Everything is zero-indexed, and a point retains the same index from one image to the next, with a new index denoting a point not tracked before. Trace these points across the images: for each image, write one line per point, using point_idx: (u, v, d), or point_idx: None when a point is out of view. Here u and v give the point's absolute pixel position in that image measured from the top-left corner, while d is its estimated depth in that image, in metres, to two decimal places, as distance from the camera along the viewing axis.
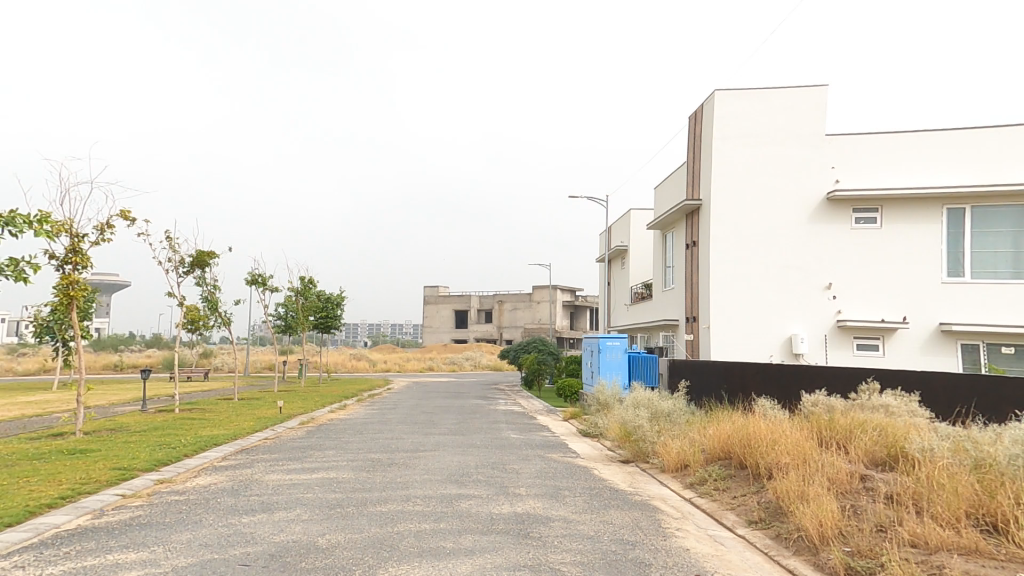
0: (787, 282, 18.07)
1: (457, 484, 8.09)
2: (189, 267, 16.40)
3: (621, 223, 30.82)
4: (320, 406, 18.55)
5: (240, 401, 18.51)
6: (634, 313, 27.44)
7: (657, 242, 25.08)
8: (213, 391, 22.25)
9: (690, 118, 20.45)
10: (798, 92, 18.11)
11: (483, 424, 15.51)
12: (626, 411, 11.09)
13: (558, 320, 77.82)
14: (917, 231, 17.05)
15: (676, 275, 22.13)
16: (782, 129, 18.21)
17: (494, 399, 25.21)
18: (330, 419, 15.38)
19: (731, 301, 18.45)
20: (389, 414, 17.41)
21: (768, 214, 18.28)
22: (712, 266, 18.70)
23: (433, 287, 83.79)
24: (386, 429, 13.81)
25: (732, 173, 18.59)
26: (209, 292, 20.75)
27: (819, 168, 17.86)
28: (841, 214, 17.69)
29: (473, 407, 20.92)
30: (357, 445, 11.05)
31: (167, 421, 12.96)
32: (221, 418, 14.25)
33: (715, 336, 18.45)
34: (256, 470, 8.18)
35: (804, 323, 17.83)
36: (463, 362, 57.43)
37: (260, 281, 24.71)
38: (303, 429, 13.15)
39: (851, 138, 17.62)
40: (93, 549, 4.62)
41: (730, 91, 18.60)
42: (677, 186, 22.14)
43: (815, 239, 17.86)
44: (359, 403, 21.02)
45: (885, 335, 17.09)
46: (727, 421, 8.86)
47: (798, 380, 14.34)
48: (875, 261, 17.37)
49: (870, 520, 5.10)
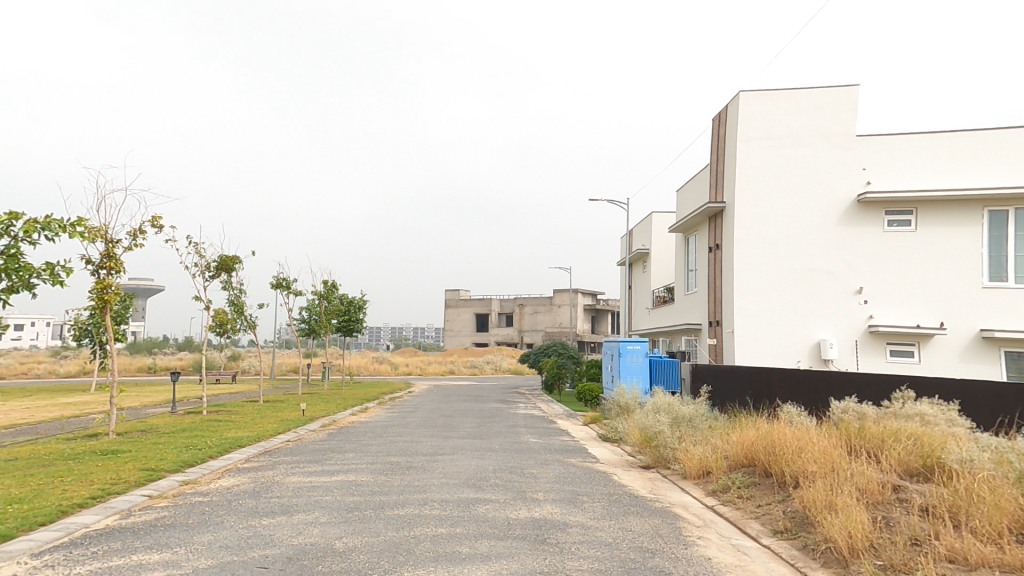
0: (814, 286, 17.57)
1: (475, 488, 8.08)
2: (216, 271, 16.84)
3: (643, 226, 30.48)
4: (342, 409, 18.80)
5: (265, 403, 18.89)
6: (655, 317, 27.08)
7: (679, 245, 24.70)
8: (240, 393, 22.81)
9: (713, 119, 20.10)
10: (826, 91, 17.65)
11: (503, 429, 15.48)
12: (647, 416, 10.91)
13: (579, 324, 77.35)
14: (955, 234, 16.39)
15: (699, 278, 21.75)
16: (808, 128, 17.77)
17: (515, 403, 25.17)
18: (352, 421, 15.56)
19: (756, 305, 18.03)
20: (410, 418, 17.53)
21: (794, 216, 17.83)
22: (736, 269, 18.33)
23: (455, 291, 84.30)
24: (406, 432, 13.90)
25: (756, 174, 18.20)
26: (236, 297, 21.29)
27: (848, 169, 17.35)
28: (872, 216, 17.13)
29: (493, 411, 20.93)
30: (377, 448, 11.15)
31: (194, 423, 13.31)
32: (246, 420, 14.57)
33: (739, 341, 18.04)
34: (278, 471, 8.32)
35: (833, 328, 17.30)
36: (484, 365, 57.53)
37: (285, 285, 25.23)
38: (325, 431, 13.34)
39: (882, 137, 17.07)
40: (119, 549, 4.74)
41: (754, 91, 18.23)
42: (699, 187, 21.80)
43: (844, 242, 17.33)
44: (380, 406, 21.24)
45: (921, 341, 16.45)
46: (751, 428, 8.63)
47: (826, 387, 13.91)
48: (908, 263, 16.75)
49: (904, 533, 4.89)
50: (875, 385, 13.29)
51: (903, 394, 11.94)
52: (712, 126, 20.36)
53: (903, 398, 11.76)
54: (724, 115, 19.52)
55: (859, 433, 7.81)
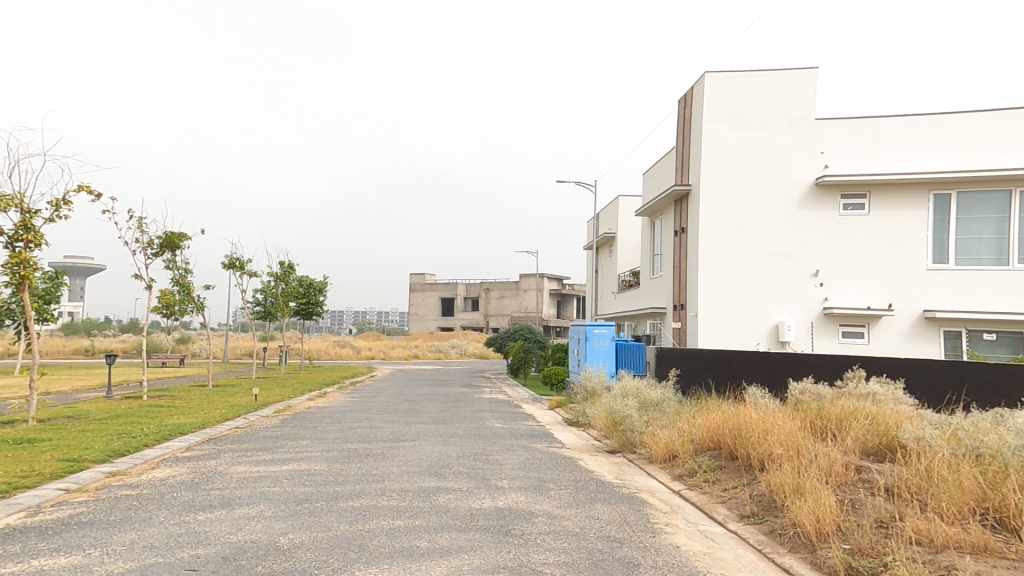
0: (775, 269, 17.89)
1: (437, 476, 7.70)
2: (159, 248, 15.59)
3: (609, 210, 30.45)
4: (299, 394, 18.00)
5: (215, 389, 17.86)
6: (621, 302, 27.22)
7: (645, 229, 24.75)
8: (188, 378, 21.55)
9: (680, 102, 20.02)
10: (790, 76, 17.76)
11: (467, 413, 15.14)
12: (614, 400, 10.78)
13: (545, 309, 77.68)
14: (903, 217, 16.94)
15: (664, 262, 21.87)
16: (772, 112, 17.90)
17: (479, 388, 24.86)
18: (308, 407, 14.85)
19: (719, 289, 18.26)
20: (371, 403, 16.93)
21: (758, 200, 18.04)
22: (700, 252, 18.45)
23: (420, 275, 82.86)
24: (366, 418, 13.35)
25: (722, 158, 18.27)
26: (182, 276, 19.93)
27: (809, 153, 17.61)
28: (829, 200, 17.50)
29: (458, 396, 20.54)
30: (334, 434, 10.60)
31: (132, 409, 12.33)
32: (192, 406, 13.65)
33: (702, 324, 18.26)
34: (221, 461, 7.68)
35: (790, 310, 17.71)
36: (449, 350, 56.98)
37: (238, 265, 23.89)
38: (279, 417, 12.64)
39: (841, 124, 17.39)
40: (18, 553, 4.13)
41: (721, 73, 18.19)
42: (666, 171, 21.79)
43: (803, 226, 17.67)
44: (340, 391, 20.47)
45: (870, 322, 17.05)
46: (717, 411, 8.57)
47: (785, 368, 14.26)
48: (863, 249, 17.23)
49: (869, 515, 4.83)
50: (830, 366, 13.73)
51: (856, 372, 12.32)
52: (679, 108, 20.29)
53: (855, 376, 12.13)
54: (691, 98, 19.47)
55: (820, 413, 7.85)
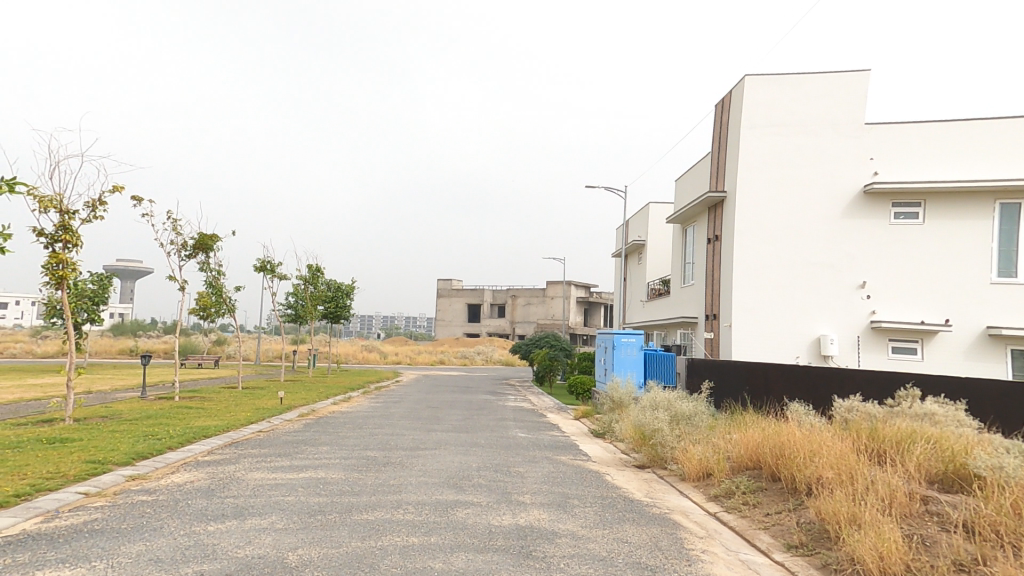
0: (816, 279, 17.02)
1: (456, 488, 7.38)
2: (192, 250, 15.87)
3: (640, 217, 29.80)
4: (324, 398, 18.04)
5: (243, 390, 18.09)
6: (651, 310, 26.49)
7: (677, 236, 24.03)
8: (219, 379, 21.98)
9: (716, 104, 19.34)
10: (835, 77, 16.93)
11: (490, 421, 14.82)
12: (643, 412, 10.27)
13: (572, 317, 76.93)
14: (963, 228, 15.84)
15: (697, 270, 21.13)
16: (814, 116, 17.09)
17: (504, 395, 24.51)
18: (331, 411, 14.80)
19: (756, 298, 17.47)
20: (394, 408, 16.79)
21: (797, 207, 17.22)
22: (736, 261, 17.70)
23: (447, 281, 83.32)
24: (388, 424, 13.18)
25: (760, 162, 17.54)
26: (215, 278, 20.33)
27: (855, 158, 16.71)
28: (878, 208, 16.54)
29: (482, 403, 20.25)
30: (354, 441, 10.42)
31: (162, 410, 12.49)
32: (220, 407, 13.77)
33: (737, 335, 17.51)
34: (239, 466, 7.56)
35: (834, 324, 16.78)
36: (474, 356, 56.93)
37: (269, 268, 24.31)
38: (302, 421, 12.60)
39: (890, 128, 16.44)
40: (25, 563, 3.99)
41: (760, 75, 17.47)
42: (700, 176, 21.10)
43: (848, 234, 16.75)
44: (364, 395, 20.48)
45: (924, 338, 15.96)
46: (757, 427, 7.99)
47: (829, 385, 13.43)
48: (913, 259, 16.20)
49: (944, 556, 4.27)
50: (878, 383, 12.84)
51: (908, 393, 11.48)
52: (715, 111, 19.60)
53: (907, 397, 11.30)
54: (728, 100, 18.78)
55: (872, 434, 7.22)
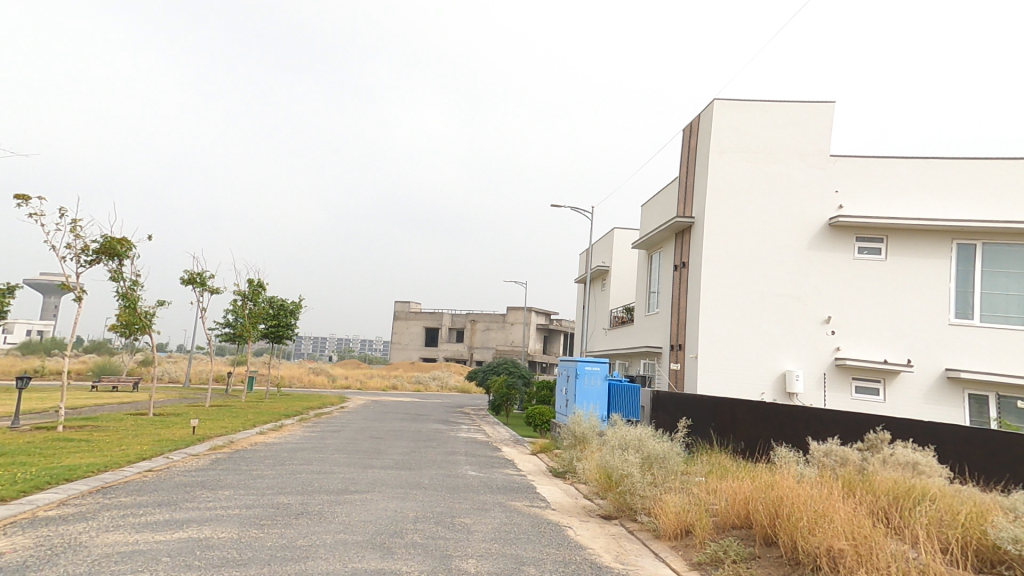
0: (782, 312, 16.63)
1: (383, 551, 5.81)
2: (96, 256, 13.67)
3: (604, 242, 29.29)
4: (250, 427, 15.85)
5: (155, 417, 15.71)
6: (613, 339, 25.72)
7: (642, 262, 23.47)
8: (129, 405, 19.24)
9: (685, 130, 19.12)
10: (802, 108, 16.93)
11: (438, 456, 13.21)
12: (610, 451, 9.09)
13: (531, 344, 75.69)
14: (925, 266, 15.82)
15: (662, 298, 20.49)
16: (783, 146, 16.98)
17: (457, 424, 22.77)
18: (252, 444, 12.79)
19: (721, 329, 16.90)
20: (329, 440, 14.87)
21: (764, 237, 16.93)
22: (703, 289, 17.14)
23: (404, 303, 80.88)
24: (316, 460, 11.37)
25: (728, 190, 17.24)
26: (129, 291, 17.89)
27: (821, 190, 16.62)
28: (843, 242, 16.40)
29: (432, 434, 18.49)
30: (267, 483, 8.61)
31: (30, 444, 10.19)
32: (112, 439, 11.55)
33: (702, 367, 16.81)
34: (91, 524, 5.75)
35: (799, 359, 16.33)
36: (429, 381, 54.56)
37: (199, 281, 21.98)
38: (209, 457, 10.60)
39: (856, 162, 16.45)
40: None
41: (730, 102, 17.31)
42: (667, 202, 20.73)
43: (815, 267, 16.50)
44: (299, 424, 18.31)
45: (886, 378, 15.68)
46: (744, 480, 6.97)
47: (795, 424, 12.92)
48: (877, 295, 16.04)
49: None
50: (843, 423, 12.41)
51: (881, 434, 10.89)
52: (683, 137, 19.39)
53: (880, 440, 10.75)
54: (697, 126, 18.57)
55: (868, 491, 6.28)
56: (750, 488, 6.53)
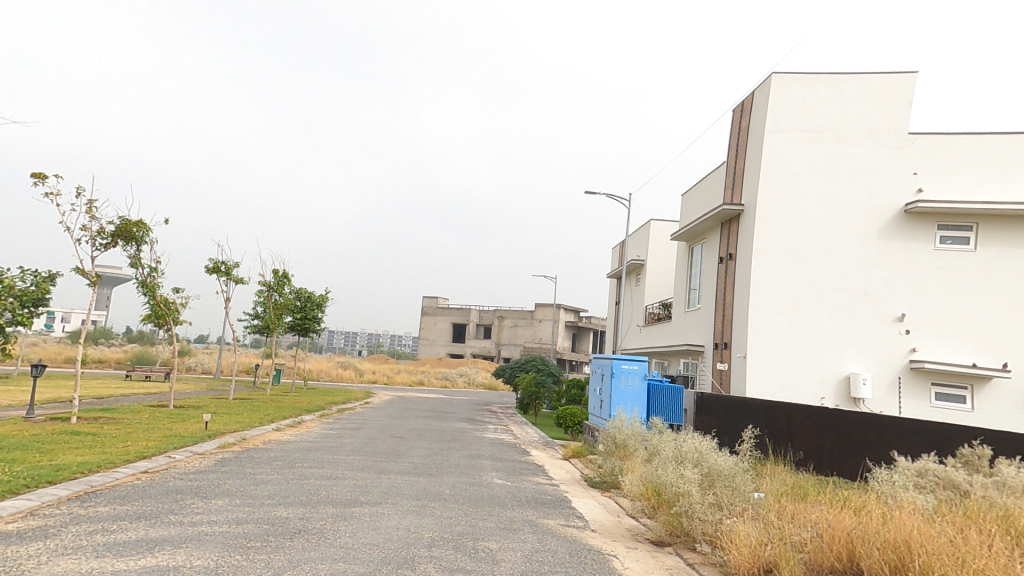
0: (846, 309, 14.86)
1: None
2: (112, 239, 13.07)
3: (640, 234, 27.66)
4: (267, 423, 15.10)
5: (173, 409, 15.22)
6: (649, 336, 24.17)
7: (681, 254, 21.80)
8: (153, 396, 18.94)
9: (735, 108, 17.43)
10: (874, 79, 15.02)
11: (461, 460, 12.10)
12: (660, 461, 7.80)
13: (560, 341, 74.10)
14: (1021, 258, 13.91)
15: (704, 293, 18.87)
16: (851, 123, 15.16)
17: (483, 423, 21.68)
18: (264, 442, 11.96)
19: (775, 327, 15.25)
20: (348, 438, 13.97)
21: (826, 226, 15.18)
22: (754, 282, 15.49)
23: (431, 298, 80.50)
24: (329, 462, 10.41)
25: (785, 173, 15.53)
26: (152, 279, 17.47)
27: (896, 172, 14.74)
28: (922, 230, 14.50)
29: (456, 433, 17.43)
30: (267, 491, 7.64)
31: (30, 438, 9.56)
32: (119, 434, 10.87)
33: (752, 368, 15.20)
34: (45, 545, 4.82)
35: (867, 362, 14.54)
36: (456, 377, 53.89)
37: (223, 270, 21.57)
38: (214, 456, 9.76)
39: (938, 140, 14.50)
40: None
41: (790, 74, 15.56)
42: (712, 189, 19.05)
43: (887, 259, 14.65)
44: (319, 420, 17.52)
45: (974, 384, 13.80)
46: (839, 511, 5.62)
47: (862, 432, 12.34)
48: (961, 291, 14.14)
49: None
50: (923, 433, 11.75)
51: (974, 451, 9.81)
52: (733, 116, 17.70)
53: (977, 457, 9.44)
54: (749, 103, 16.87)
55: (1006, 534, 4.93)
56: (852, 524, 5.21)
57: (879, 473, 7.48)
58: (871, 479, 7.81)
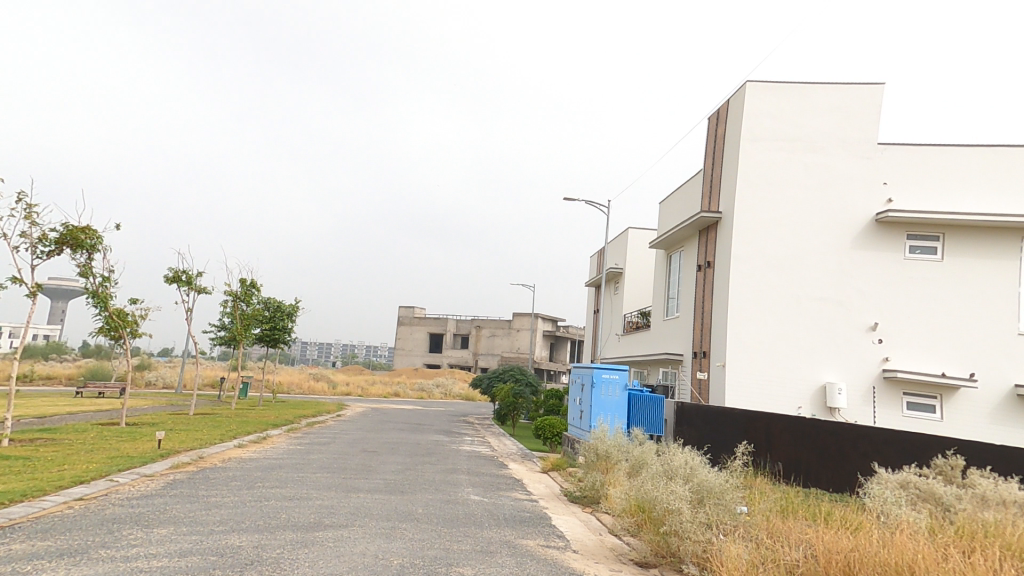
0: (821, 317, 14.90)
1: None
2: (57, 246, 12.12)
3: (618, 243, 27.62)
4: (228, 439, 14.22)
5: (125, 427, 14.19)
6: (628, 345, 24.01)
7: (659, 263, 21.75)
8: (105, 412, 17.75)
9: (712, 117, 17.52)
10: (845, 89, 15.25)
11: (435, 477, 11.52)
12: (644, 477, 7.44)
13: (537, 351, 73.75)
14: (985, 269, 14.19)
15: (683, 301, 18.78)
16: (824, 133, 15.35)
17: (460, 436, 21.05)
18: (223, 461, 11.16)
19: (753, 336, 15.20)
20: (315, 455, 13.21)
21: (801, 234, 15.27)
22: (732, 290, 15.44)
23: (408, 308, 79.31)
24: (293, 481, 9.72)
25: (761, 181, 15.59)
26: (104, 289, 16.41)
27: (867, 183, 14.93)
28: (892, 240, 14.69)
29: (431, 447, 16.79)
30: (218, 517, 6.95)
31: None
32: (58, 455, 9.95)
33: (730, 377, 15.09)
34: None
35: (842, 371, 14.57)
36: (432, 388, 52.91)
37: (185, 279, 20.53)
38: (164, 479, 8.98)
39: (907, 151, 14.77)
40: None
41: (765, 84, 15.69)
42: (689, 197, 19.07)
43: (860, 268, 14.78)
44: (286, 436, 16.66)
45: (944, 394, 13.94)
46: (833, 532, 5.36)
47: (839, 443, 12.29)
48: (930, 300, 14.34)
49: None
50: (896, 443, 11.86)
51: (947, 462, 10.00)
52: (709, 124, 17.78)
53: (950, 468, 9.62)
54: (725, 112, 16.96)
55: (1007, 557, 4.70)
56: (853, 547, 4.90)
57: (867, 489, 7.25)
58: (858, 494, 7.59)
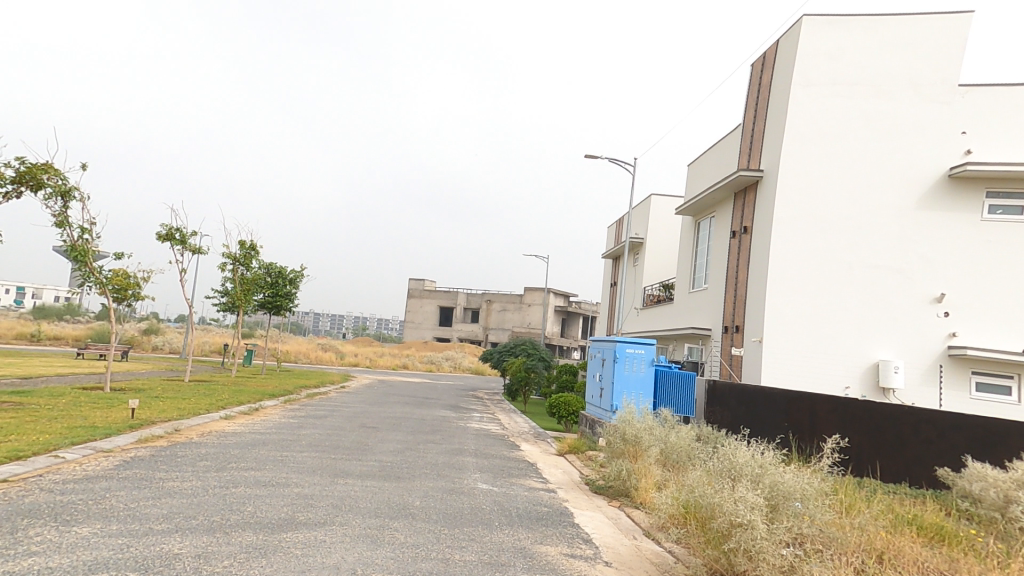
0: (877, 289, 13.13)
1: None
2: (14, 186, 10.72)
3: (639, 211, 25.76)
4: (216, 410, 13.00)
5: (106, 392, 13.09)
6: (648, 319, 22.42)
7: (686, 230, 19.93)
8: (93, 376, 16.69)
9: (757, 62, 15.45)
10: (920, 22, 13.11)
11: (439, 459, 10.16)
12: (696, 473, 5.93)
13: (549, 327, 72.38)
14: None
15: (712, 271, 17.07)
16: (891, 75, 13.29)
17: (468, 412, 19.77)
18: (201, 435, 9.89)
19: (796, 309, 13.49)
20: (308, 429, 11.96)
21: (857, 193, 13.40)
22: (774, 256, 13.65)
23: (418, 280, 78.14)
24: (274, 462, 8.39)
25: (813, 132, 13.64)
26: (86, 243, 15.11)
27: (941, 132, 12.92)
28: (968, 197, 12.73)
29: (437, 423, 15.52)
30: (164, 512, 5.55)
31: None
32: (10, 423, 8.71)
33: (768, 353, 13.47)
34: None
35: (900, 347, 12.87)
36: (442, 362, 51.99)
37: (178, 237, 19.23)
38: (121, 456, 7.65)
39: (992, 93, 12.67)
40: None
41: (825, 18, 13.56)
42: (723, 155, 17.16)
43: (927, 232, 12.91)
44: (281, 407, 15.45)
45: (1021, 373, 12.24)
46: None
47: (897, 429, 10.83)
48: (1008, 268, 12.47)
49: None
50: (966, 429, 10.38)
51: None
52: (753, 71, 15.71)
53: None
54: (773, 54, 14.88)
55: None
56: None
57: None
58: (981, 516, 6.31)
